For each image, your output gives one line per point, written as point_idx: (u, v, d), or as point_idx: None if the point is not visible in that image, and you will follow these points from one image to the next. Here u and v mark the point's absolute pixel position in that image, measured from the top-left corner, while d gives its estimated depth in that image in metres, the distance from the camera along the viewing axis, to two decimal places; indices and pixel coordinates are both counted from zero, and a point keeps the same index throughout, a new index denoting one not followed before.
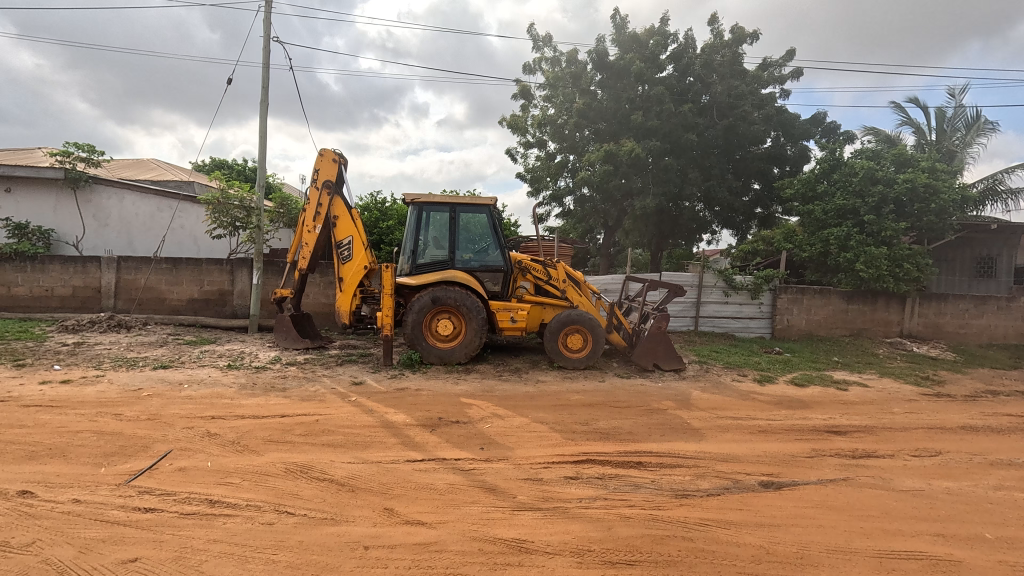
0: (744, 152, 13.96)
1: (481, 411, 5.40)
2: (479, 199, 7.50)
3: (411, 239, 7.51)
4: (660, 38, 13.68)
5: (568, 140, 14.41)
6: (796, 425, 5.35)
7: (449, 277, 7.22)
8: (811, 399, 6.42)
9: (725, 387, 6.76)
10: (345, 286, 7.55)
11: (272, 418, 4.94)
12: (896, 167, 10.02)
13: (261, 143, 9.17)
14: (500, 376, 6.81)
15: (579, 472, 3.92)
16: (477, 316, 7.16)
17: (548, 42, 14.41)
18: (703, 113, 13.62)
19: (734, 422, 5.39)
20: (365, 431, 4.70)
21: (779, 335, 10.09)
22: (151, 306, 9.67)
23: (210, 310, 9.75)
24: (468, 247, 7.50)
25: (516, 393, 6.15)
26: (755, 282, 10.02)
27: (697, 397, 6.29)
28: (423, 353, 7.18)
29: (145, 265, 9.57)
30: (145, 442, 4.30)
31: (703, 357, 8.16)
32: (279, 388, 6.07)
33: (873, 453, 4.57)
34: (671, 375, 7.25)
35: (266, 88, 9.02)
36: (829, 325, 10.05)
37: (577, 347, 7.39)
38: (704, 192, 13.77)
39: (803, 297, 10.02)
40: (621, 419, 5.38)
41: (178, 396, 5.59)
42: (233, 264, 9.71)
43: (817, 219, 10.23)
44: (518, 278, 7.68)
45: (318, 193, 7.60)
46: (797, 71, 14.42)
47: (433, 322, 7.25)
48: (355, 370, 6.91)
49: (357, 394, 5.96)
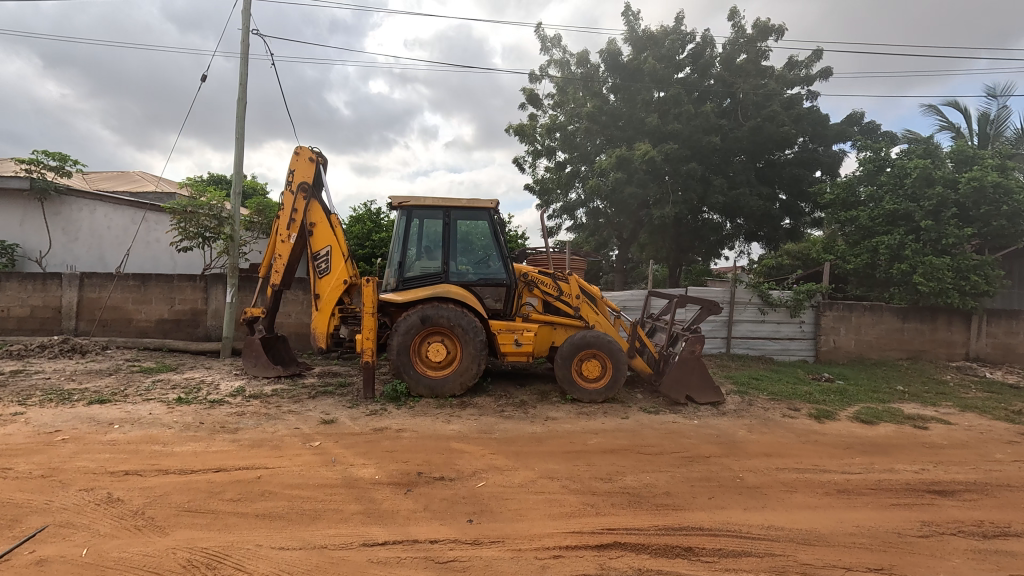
0: (770, 158, 12.89)
1: (473, 461, 4.23)
2: (477, 201, 6.42)
3: (398, 248, 6.42)
4: (678, 36, 12.73)
5: (580, 151, 13.40)
6: (882, 482, 4.11)
7: (442, 292, 6.12)
8: (887, 442, 5.17)
9: (776, 426, 5.54)
10: (322, 304, 6.48)
11: (202, 475, 3.81)
12: (956, 166, 8.80)
13: (238, 146, 8.27)
14: (501, 413, 5.65)
15: (605, 567, 2.75)
16: (474, 339, 6.05)
17: (556, 43, 13.50)
18: (725, 115, 12.58)
19: (802, 478, 4.17)
20: (319, 494, 3.56)
21: (825, 359, 8.82)
22: (116, 327, 8.68)
23: (181, 332, 8.74)
24: (465, 258, 6.41)
25: (519, 435, 4.99)
26: (795, 298, 8.79)
27: (745, 439, 5.08)
28: (410, 384, 6.05)
29: (110, 282, 8.63)
30: (16, 514, 3.18)
31: (743, 386, 6.92)
32: (230, 428, 4.96)
33: (1008, 529, 3.34)
34: (708, 409, 6.03)
35: (244, 87, 8.21)
36: (882, 347, 8.78)
37: (593, 376, 6.21)
38: (730, 202, 12.59)
39: (851, 315, 8.78)
40: (654, 473, 4.19)
41: (100, 440, 4.50)
42: (208, 280, 8.75)
43: (863, 226, 9.09)
44: (524, 294, 6.57)
45: (293, 197, 6.61)
46: (826, 71, 13.32)
47: (422, 347, 6.14)
48: (329, 405, 5.78)
49: (323, 437, 4.81)
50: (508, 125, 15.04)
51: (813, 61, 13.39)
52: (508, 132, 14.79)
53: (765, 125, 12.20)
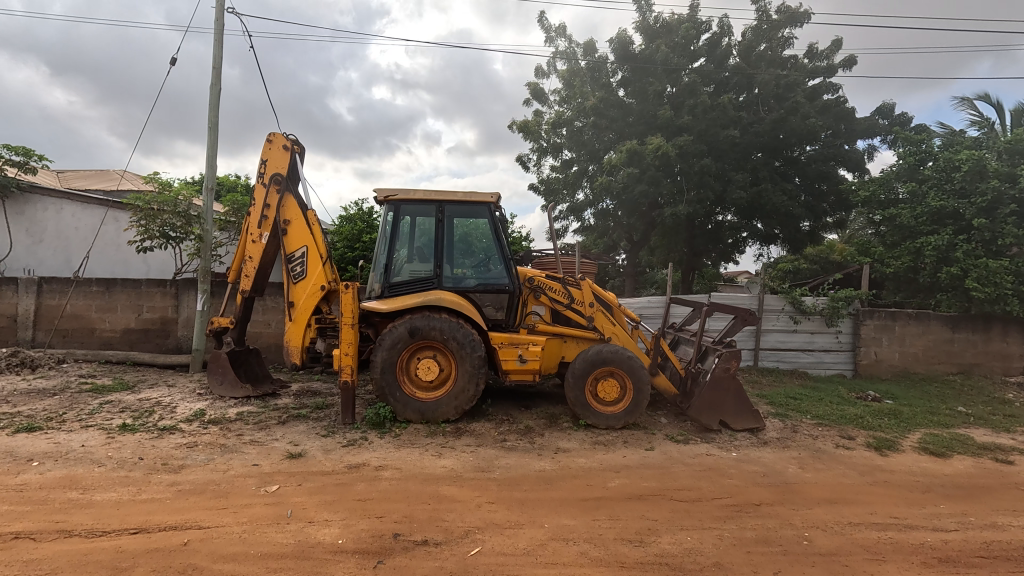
0: (793, 154, 12.00)
1: (467, 516, 3.34)
2: (475, 195, 5.57)
3: (384, 249, 5.55)
4: (693, 23, 11.77)
5: (587, 147, 12.55)
6: (993, 546, 3.18)
7: (434, 300, 5.24)
8: (973, 482, 4.24)
9: (832, 460, 4.62)
10: (296, 314, 5.62)
11: (113, 541, 2.92)
12: (1010, 158, 7.92)
13: (211, 137, 7.46)
14: (503, 444, 4.76)
15: None
16: (471, 354, 5.17)
17: (561, 33, 12.64)
18: (743, 108, 11.68)
19: (888, 539, 3.25)
20: (259, 571, 2.66)
21: (866, 373, 7.89)
22: (77, 338, 7.83)
23: (149, 343, 7.89)
24: (462, 260, 5.54)
25: (525, 474, 4.10)
26: (832, 305, 7.85)
27: (799, 480, 4.18)
28: (396, 408, 5.18)
29: (71, 288, 7.80)
30: None
31: (782, 408, 6.00)
32: (174, 466, 4.08)
33: None
34: (745, 438, 5.12)
35: (219, 73, 7.42)
36: (929, 360, 7.88)
37: (611, 398, 5.32)
38: (751, 201, 11.68)
39: (894, 325, 7.87)
40: (697, 531, 3.28)
41: (6, 484, 3.63)
42: (179, 286, 7.92)
43: (905, 226, 8.25)
44: (529, 302, 5.71)
45: (265, 191, 5.76)
46: (849, 60, 12.39)
47: (411, 364, 5.26)
48: (300, 434, 4.90)
49: (285, 479, 3.93)
50: (510, 121, 14.14)
51: (835, 51, 12.48)
52: (512, 129, 13.92)
53: (789, 117, 11.28)
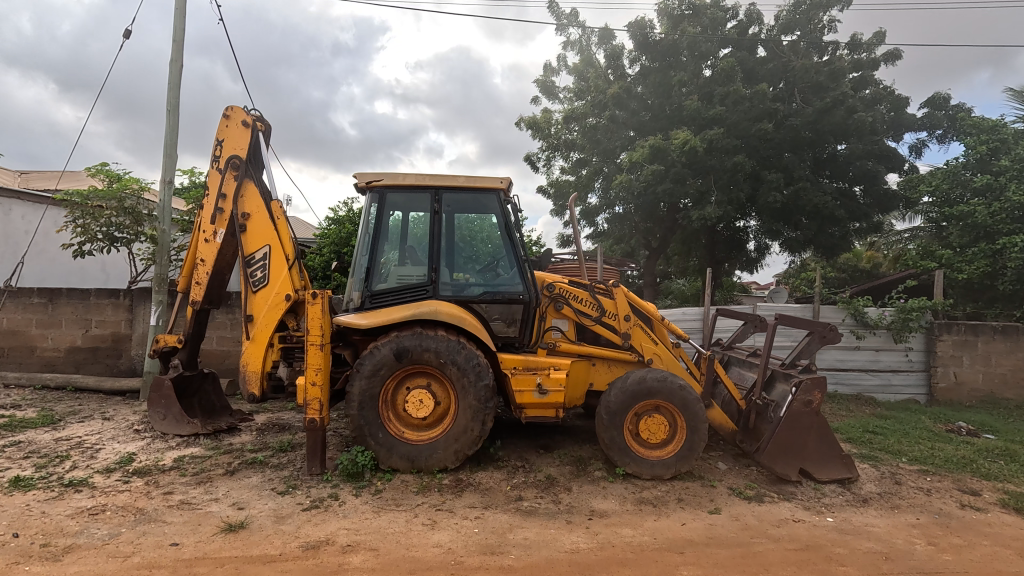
0: (833, 150, 10.81)
1: None
2: (481, 181, 4.43)
3: (367, 249, 4.40)
4: (721, 8, 10.73)
5: (601, 145, 11.34)
6: None
7: (427, 313, 4.07)
8: None
9: (970, 531, 3.38)
10: (256, 331, 4.46)
11: None
12: None
13: (169, 120, 6.37)
14: (519, 507, 3.54)
15: None
16: (475, 384, 3.98)
17: (574, 20, 11.60)
18: (777, 99, 10.57)
19: None
20: None
21: (943, 399, 6.66)
22: (15, 359, 6.70)
23: (98, 365, 6.74)
24: (463, 261, 4.38)
25: (553, 561, 2.87)
26: (901, 318, 6.63)
27: (943, 568, 2.92)
28: (378, 454, 3.99)
29: (7, 299, 6.67)
30: None
31: (868, 448, 4.79)
32: (55, 549, 2.87)
33: None
34: (836, 494, 3.89)
35: (181, 48, 6.37)
36: (1020, 383, 6.63)
37: (656, 440, 4.12)
38: (786, 201, 10.52)
39: (976, 340, 6.65)
40: None
41: None
42: (135, 297, 6.78)
43: (981, 225, 7.07)
44: (549, 315, 4.53)
45: (220, 177, 4.62)
46: (893, 52, 11.28)
47: (399, 395, 4.09)
48: (250, 491, 3.69)
49: (209, 570, 2.71)
50: (517, 120, 13.07)
51: (877, 40, 11.37)
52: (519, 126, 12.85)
53: (831, 110, 10.15)
